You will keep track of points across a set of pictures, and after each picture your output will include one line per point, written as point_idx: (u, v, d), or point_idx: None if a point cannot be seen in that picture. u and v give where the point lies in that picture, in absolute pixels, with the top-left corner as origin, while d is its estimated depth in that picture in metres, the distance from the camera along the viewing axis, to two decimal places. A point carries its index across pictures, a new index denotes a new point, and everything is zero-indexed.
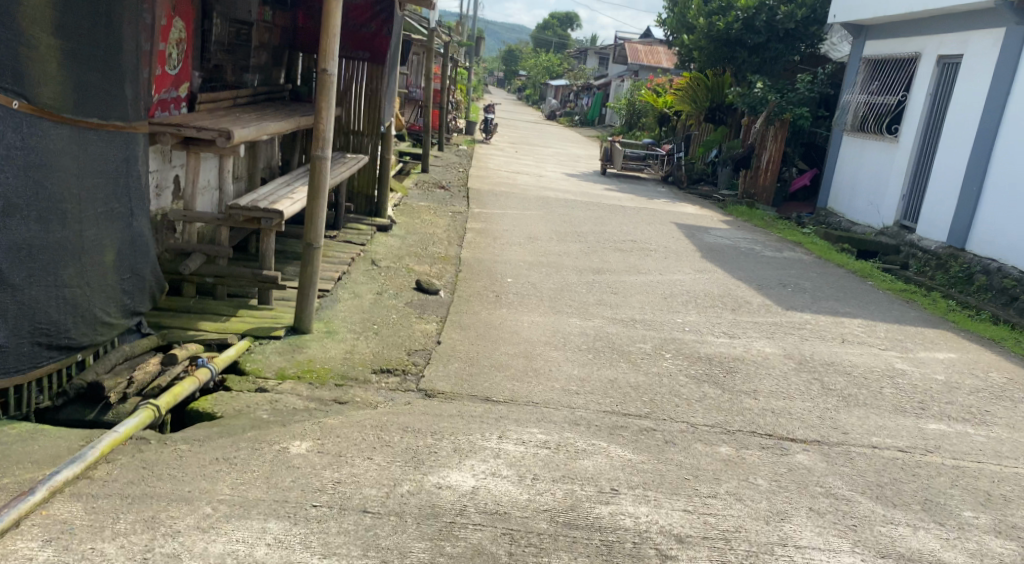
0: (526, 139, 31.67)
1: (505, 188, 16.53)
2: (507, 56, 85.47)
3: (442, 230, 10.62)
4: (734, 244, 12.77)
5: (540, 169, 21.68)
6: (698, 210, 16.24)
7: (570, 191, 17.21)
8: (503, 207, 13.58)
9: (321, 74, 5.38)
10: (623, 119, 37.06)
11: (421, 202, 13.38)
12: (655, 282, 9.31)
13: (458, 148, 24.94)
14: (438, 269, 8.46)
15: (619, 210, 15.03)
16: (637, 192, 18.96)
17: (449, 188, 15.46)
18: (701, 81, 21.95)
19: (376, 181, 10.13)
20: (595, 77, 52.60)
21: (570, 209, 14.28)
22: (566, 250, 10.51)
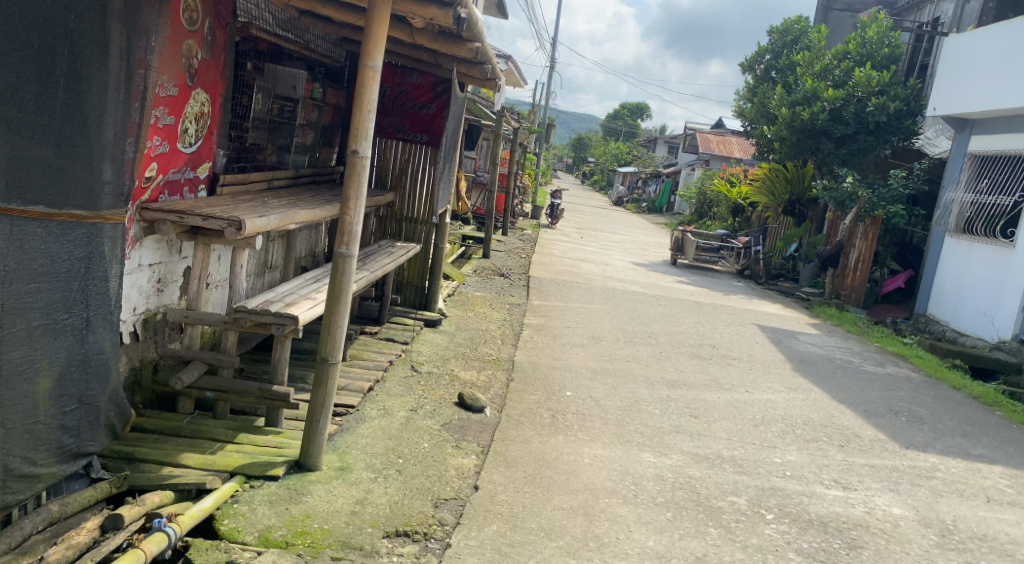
0: (592, 225, 30.73)
1: (571, 277, 15.42)
2: (577, 143, 86.03)
3: (496, 326, 9.53)
4: (826, 353, 11.35)
5: (607, 258, 20.59)
6: (781, 309, 14.82)
7: (639, 282, 16.01)
8: (565, 300, 12.46)
9: (350, 156, 4.30)
10: (693, 207, 36.00)
11: (477, 291, 12.35)
12: (739, 399, 8.02)
13: (522, 232, 24.06)
14: (487, 376, 7.33)
15: (694, 307, 13.72)
16: (712, 286, 17.65)
17: (509, 276, 14.43)
18: (782, 173, 20.65)
19: (427, 272, 9.10)
20: (665, 164, 51.89)
21: (640, 304, 13.05)
22: (635, 354, 9.31)
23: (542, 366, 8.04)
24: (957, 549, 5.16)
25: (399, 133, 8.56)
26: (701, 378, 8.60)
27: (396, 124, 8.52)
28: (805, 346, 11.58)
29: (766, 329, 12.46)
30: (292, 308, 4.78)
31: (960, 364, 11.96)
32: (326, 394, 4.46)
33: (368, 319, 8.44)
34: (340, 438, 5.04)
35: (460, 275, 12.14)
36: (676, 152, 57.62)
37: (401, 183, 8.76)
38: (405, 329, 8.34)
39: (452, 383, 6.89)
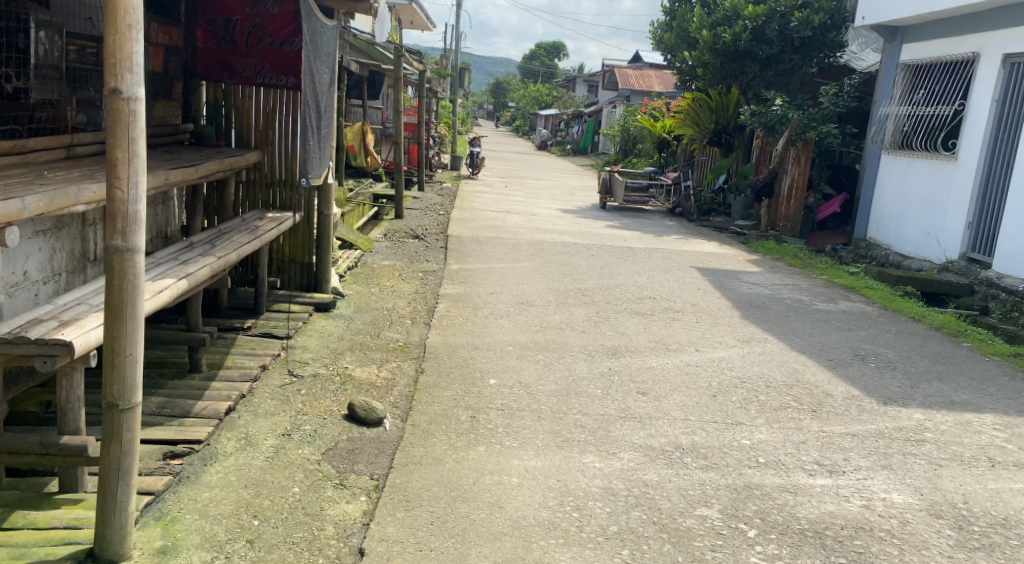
0: (515, 172, 29.39)
1: (493, 232, 14.10)
2: (495, 90, 84.14)
3: (404, 301, 8.17)
4: (773, 292, 10.19)
5: (531, 207, 19.28)
6: (717, 247, 13.81)
7: (567, 231, 14.83)
8: (487, 259, 11.14)
9: (110, 99, 2.92)
10: (618, 145, 34.82)
11: (387, 259, 10.93)
12: (690, 361, 6.87)
13: (440, 186, 22.56)
14: (389, 371, 6.01)
15: (627, 253, 12.57)
16: (643, 227, 16.56)
17: (424, 237, 13.03)
18: (706, 102, 19.83)
19: (314, 246, 7.71)
20: (585, 104, 50.62)
21: (569, 256, 11.84)
22: (568, 318, 8.08)
23: (458, 347, 6.75)
24: (983, 547, 4.04)
25: (257, 77, 7.16)
26: (646, 342, 7.42)
27: (254, 67, 7.13)
28: (751, 286, 10.52)
29: (707, 271, 11.40)
30: (69, 327, 3.39)
31: (912, 292, 10.98)
32: (120, 451, 3.17)
33: (244, 310, 7.08)
34: (172, 499, 3.78)
35: (366, 242, 10.68)
36: (595, 91, 56.30)
37: (267, 142, 7.40)
38: (289, 319, 7.01)
39: (342, 387, 5.59)
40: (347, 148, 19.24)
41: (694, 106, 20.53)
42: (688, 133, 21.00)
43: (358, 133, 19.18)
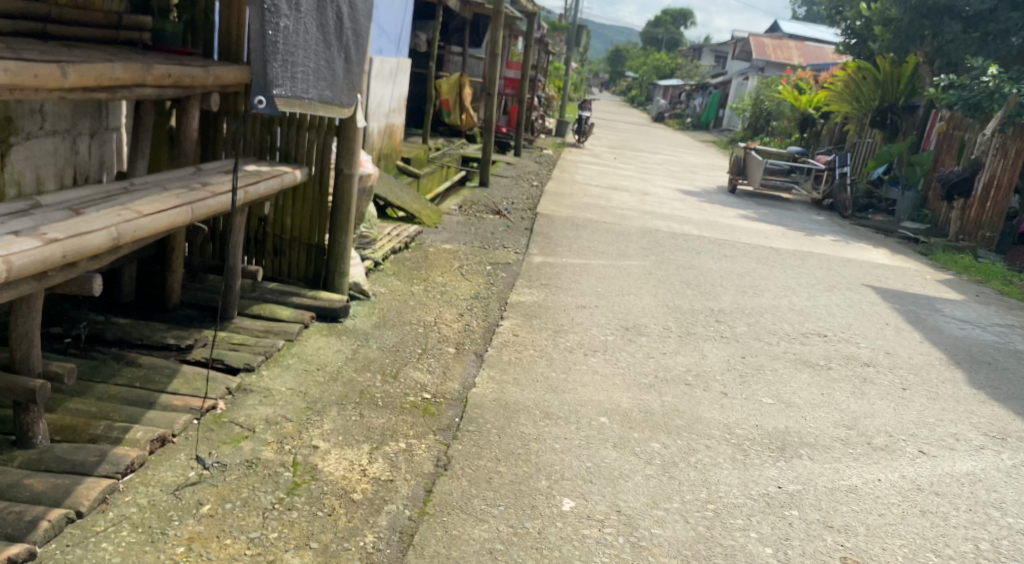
0: (628, 144, 26.34)
1: (599, 215, 11.22)
2: (614, 57, 80.80)
3: (457, 314, 5.47)
4: (997, 339, 7.06)
5: (647, 184, 16.38)
6: (889, 257, 10.61)
7: (690, 219, 11.93)
8: (585, 253, 8.33)
9: None
10: (746, 122, 31.39)
11: (452, 242, 8.28)
12: (917, 482, 4.00)
13: (542, 152, 19.84)
14: (372, 459, 3.29)
15: (773, 258, 9.54)
16: (785, 220, 13.43)
17: (509, 214, 10.37)
18: (871, 74, 16.84)
19: (325, 219, 5.02)
20: (711, 76, 46.72)
21: (695, 257, 8.92)
22: (702, 364, 5.26)
23: (524, 412, 4.03)
24: None
25: None
26: (833, 430, 4.52)
27: None
28: (959, 328, 7.37)
29: (888, 296, 8.29)
30: None
31: None
32: None
33: (203, 311, 4.48)
34: None
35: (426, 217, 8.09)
36: (722, 63, 52.19)
37: None
38: (267, 336, 4.33)
39: (286, 498, 2.94)
40: (441, 101, 16.71)
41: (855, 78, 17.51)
42: (843, 110, 17.93)
43: (454, 85, 16.68)
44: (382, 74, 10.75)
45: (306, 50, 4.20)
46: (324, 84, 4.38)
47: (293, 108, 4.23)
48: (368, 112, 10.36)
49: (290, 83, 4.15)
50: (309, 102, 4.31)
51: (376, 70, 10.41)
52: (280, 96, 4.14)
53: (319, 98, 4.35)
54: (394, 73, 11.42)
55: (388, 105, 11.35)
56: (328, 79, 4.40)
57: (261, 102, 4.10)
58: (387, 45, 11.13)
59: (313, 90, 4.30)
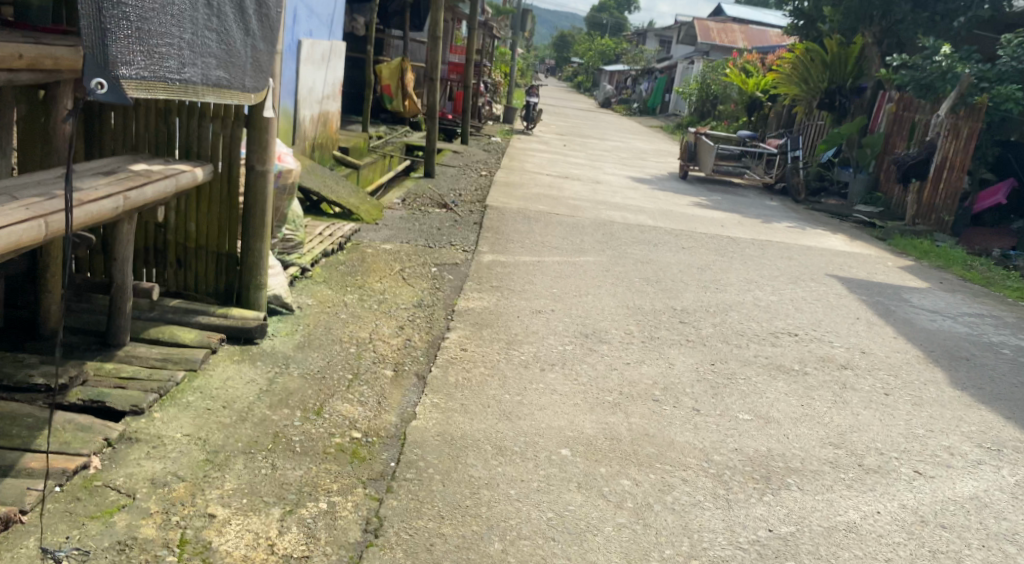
0: (576, 130, 25.89)
1: (550, 207, 10.68)
2: (559, 43, 80.47)
3: (394, 327, 4.87)
4: (970, 332, 6.68)
5: (596, 172, 15.91)
6: (848, 243, 10.28)
7: (644, 209, 11.47)
8: (537, 250, 7.78)
9: None
10: (693, 106, 31.18)
11: (393, 239, 7.65)
12: (918, 512, 3.52)
13: (489, 140, 19.25)
14: (287, 527, 2.70)
15: (733, 248, 9.11)
16: (739, 207, 13.08)
17: (454, 206, 9.78)
18: (819, 55, 16.60)
19: (232, 225, 4.44)
20: (657, 60, 46.56)
21: (653, 250, 8.44)
22: (670, 374, 4.73)
23: (474, 449, 3.46)
24: None
25: None
26: (817, 452, 3.99)
27: None
28: (931, 320, 6.93)
29: (854, 285, 7.83)
30: None
31: None
32: None
33: (89, 335, 3.81)
34: None
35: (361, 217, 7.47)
36: (667, 47, 52.11)
37: None
38: (164, 367, 3.68)
39: None
40: (381, 86, 16.00)
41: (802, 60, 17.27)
42: (790, 93, 17.66)
43: (395, 70, 15.90)
44: (311, 58, 10.07)
45: (182, 19, 3.39)
46: (206, 63, 3.62)
47: (151, 92, 3.19)
48: (298, 99, 9.68)
49: (145, 61, 3.13)
50: (172, 85, 3.36)
51: (305, 54, 9.72)
52: (127, 76, 3.03)
53: (202, 80, 3.60)
54: (326, 58, 10.73)
55: (320, 92, 10.66)
56: (215, 56, 3.69)
57: (102, 85, 2.85)
58: (319, 28, 10.42)
59: (200, 70, 3.57)
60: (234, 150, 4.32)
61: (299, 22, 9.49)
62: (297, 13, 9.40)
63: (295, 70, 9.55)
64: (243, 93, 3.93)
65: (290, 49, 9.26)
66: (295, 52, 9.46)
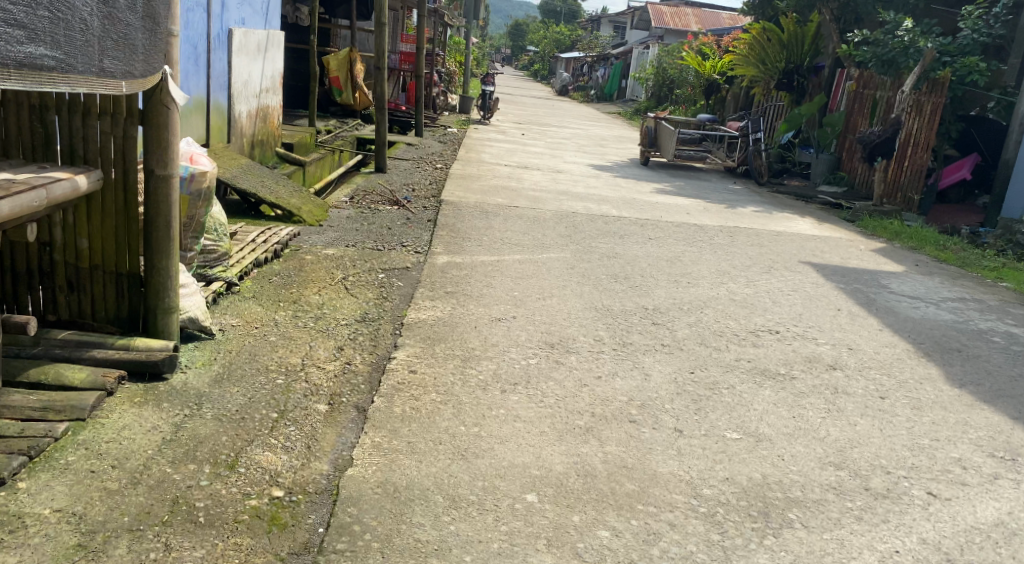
0: (534, 118, 25.31)
1: (507, 200, 10.10)
2: (513, 31, 79.76)
3: (329, 347, 4.29)
4: (961, 317, 6.21)
5: (554, 161, 15.39)
6: (818, 226, 9.87)
7: (606, 198, 10.97)
8: (494, 249, 7.18)
9: None
10: (651, 90, 30.77)
11: (336, 242, 7.03)
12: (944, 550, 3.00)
13: (443, 131, 18.64)
14: None
15: (702, 238, 8.61)
16: (703, 193, 12.68)
17: (404, 202, 9.18)
18: (776, 33, 16.30)
19: (131, 242, 3.85)
20: (611, 45, 46.11)
21: (618, 244, 7.90)
22: (646, 389, 4.17)
23: (422, 504, 2.90)
24: None
25: None
26: (818, 476, 3.43)
27: None
28: (913, 308, 6.31)
29: (831, 272, 7.29)
30: None
31: None
32: None
33: None
34: None
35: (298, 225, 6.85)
36: (621, 33, 51.70)
37: None
38: (44, 416, 3.13)
39: None
40: (329, 78, 15.29)
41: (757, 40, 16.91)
42: (749, 74, 17.33)
43: (343, 61, 15.28)
44: (245, 48, 9.41)
45: None
46: (30, 56, 2.76)
47: None
48: (231, 93, 9.02)
49: None
50: None
51: (237, 43, 9.06)
52: None
53: (20, 76, 2.72)
54: (263, 48, 10.07)
55: (258, 84, 10.00)
56: (46, 52, 2.84)
57: None
58: (254, 16, 9.77)
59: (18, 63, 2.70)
60: (127, 156, 3.75)
61: (229, 10, 8.82)
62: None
63: (227, 61, 8.89)
64: (95, 79, 3.16)
65: (219, 39, 8.60)
66: (226, 42, 8.80)
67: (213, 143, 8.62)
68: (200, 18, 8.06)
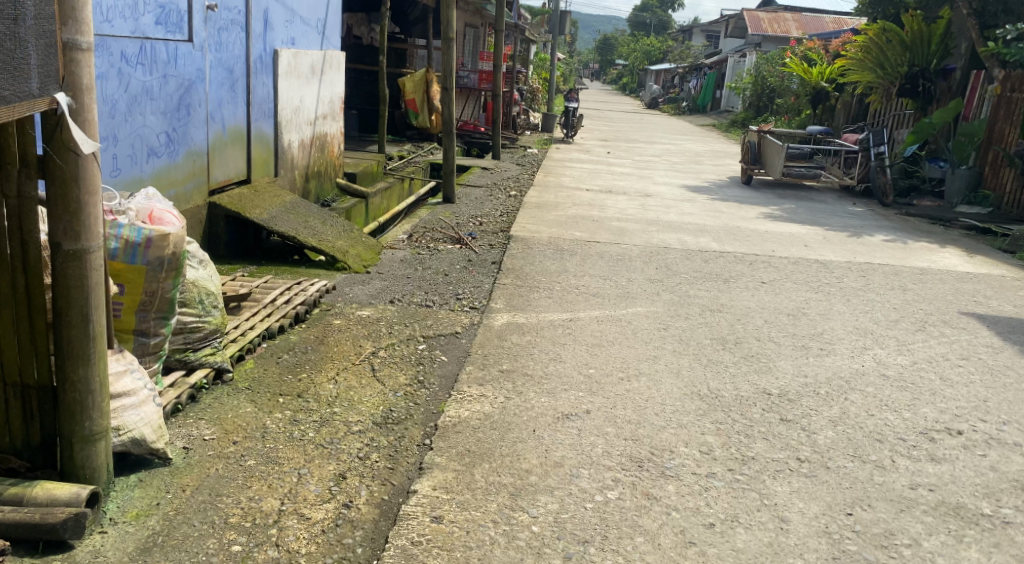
0: (621, 134, 24.02)
1: (589, 234, 8.82)
2: (603, 46, 78.73)
3: (325, 476, 3.06)
4: None
5: (645, 183, 14.04)
6: (966, 261, 8.24)
7: (705, 228, 9.58)
8: (568, 302, 5.92)
9: None
10: (749, 101, 29.05)
11: (382, 297, 5.88)
12: None
13: (525, 152, 17.54)
14: None
15: (823, 282, 7.13)
16: (817, 219, 11.13)
17: (468, 242, 7.98)
18: (897, 34, 14.54)
19: (40, 349, 2.72)
20: (704, 56, 44.39)
21: (722, 292, 6.51)
22: (783, 550, 2.82)
23: None
24: None
25: None
26: None
27: None
28: None
29: (1003, 328, 5.72)
30: None
31: None
32: None
33: None
34: None
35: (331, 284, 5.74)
36: (714, 43, 49.94)
37: None
38: None
39: None
40: (405, 101, 14.38)
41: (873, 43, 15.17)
42: (864, 80, 15.56)
43: (419, 83, 14.32)
44: (297, 71, 8.29)
45: None
46: None
47: None
48: (278, 120, 7.89)
49: None
50: None
51: (285, 65, 7.94)
52: None
53: None
54: (319, 69, 8.94)
55: (314, 110, 8.88)
56: None
57: None
58: (309, 36, 8.63)
59: None
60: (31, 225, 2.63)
61: (275, 28, 7.70)
62: (270, 17, 7.59)
63: (273, 86, 7.76)
64: None
65: (262, 61, 7.49)
66: (271, 64, 7.67)
67: (256, 179, 7.51)
68: (237, 37, 6.93)
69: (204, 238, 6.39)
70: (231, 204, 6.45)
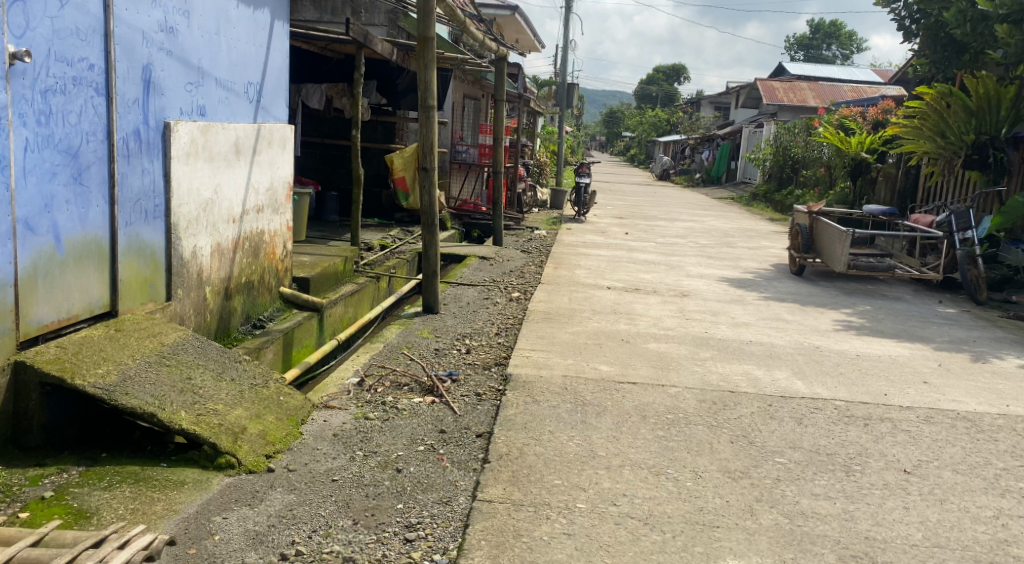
0: (637, 210, 21.72)
1: (621, 367, 6.28)
2: (608, 118, 77.62)
3: None
4: None
5: (678, 276, 11.58)
6: None
7: (772, 352, 7.07)
8: (603, 547, 3.37)
9: None
10: (770, 172, 26.85)
11: (279, 545, 3.37)
12: None
13: (532, 236, 15.17)
14: None
15: (997, 467, 4.59)
16: (909, 329, 8.62)
17: (444, 391, 5.43)
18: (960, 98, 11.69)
19: None
20: (716, 126, 42.59)
21: (854, 503, 3.98)
22: None
23: None
24: None
25: None
26: None
27: None
28: None
29: None
30: None
31: None
32: None
33: None
34: None
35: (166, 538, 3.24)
36: (723, 114, 48.31)
37: None
38: None
39: None
40: (395, 180, 12.00)
41: (927, 110, 12.32)
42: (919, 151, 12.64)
43: (411, 159, 11.97)
44: (207, 151, 5.88)
45: None
46: None
47: None
48: (172, 220, 5.44)
49: None
50: None
51: (183, 143, 5.50)
52: None
53: None
54: (248, 147, 6.52)
55: (239, 201, 6.41)
56: None
57: None
58: (231, 101, 6.24)
59: None
60: None
61: (166, 92, 5.31)
62: (159, 74, 5.21)
63: (163, 173, 5.32)
64: None
65: (143, 137, 5.06)
66: (158, 143, 5.23)
67: (128, 308, 5.01)
68: (86, 103, 4.53)
69: (4, 423, 3.95)
70: (54, 367, 3.98)
